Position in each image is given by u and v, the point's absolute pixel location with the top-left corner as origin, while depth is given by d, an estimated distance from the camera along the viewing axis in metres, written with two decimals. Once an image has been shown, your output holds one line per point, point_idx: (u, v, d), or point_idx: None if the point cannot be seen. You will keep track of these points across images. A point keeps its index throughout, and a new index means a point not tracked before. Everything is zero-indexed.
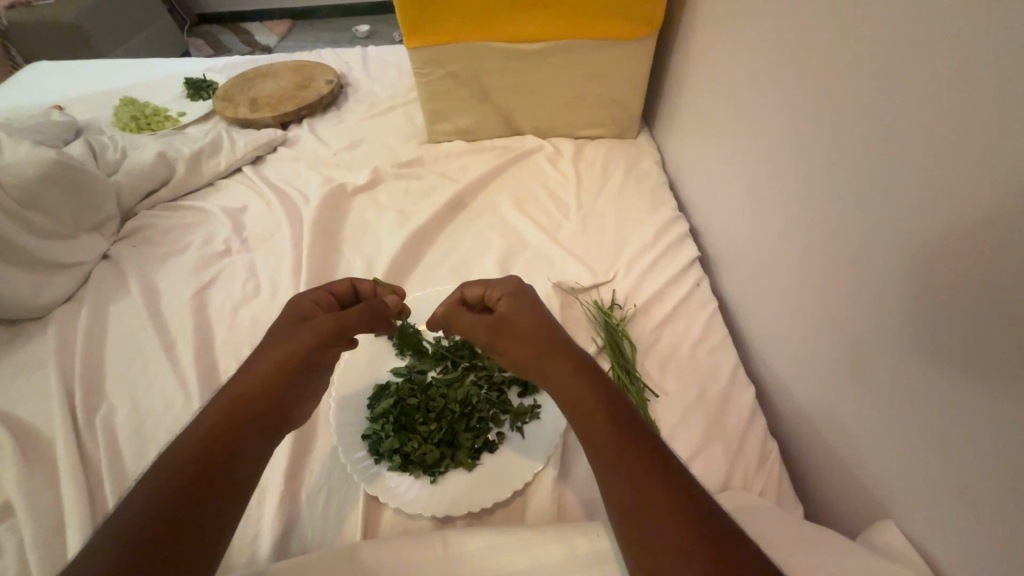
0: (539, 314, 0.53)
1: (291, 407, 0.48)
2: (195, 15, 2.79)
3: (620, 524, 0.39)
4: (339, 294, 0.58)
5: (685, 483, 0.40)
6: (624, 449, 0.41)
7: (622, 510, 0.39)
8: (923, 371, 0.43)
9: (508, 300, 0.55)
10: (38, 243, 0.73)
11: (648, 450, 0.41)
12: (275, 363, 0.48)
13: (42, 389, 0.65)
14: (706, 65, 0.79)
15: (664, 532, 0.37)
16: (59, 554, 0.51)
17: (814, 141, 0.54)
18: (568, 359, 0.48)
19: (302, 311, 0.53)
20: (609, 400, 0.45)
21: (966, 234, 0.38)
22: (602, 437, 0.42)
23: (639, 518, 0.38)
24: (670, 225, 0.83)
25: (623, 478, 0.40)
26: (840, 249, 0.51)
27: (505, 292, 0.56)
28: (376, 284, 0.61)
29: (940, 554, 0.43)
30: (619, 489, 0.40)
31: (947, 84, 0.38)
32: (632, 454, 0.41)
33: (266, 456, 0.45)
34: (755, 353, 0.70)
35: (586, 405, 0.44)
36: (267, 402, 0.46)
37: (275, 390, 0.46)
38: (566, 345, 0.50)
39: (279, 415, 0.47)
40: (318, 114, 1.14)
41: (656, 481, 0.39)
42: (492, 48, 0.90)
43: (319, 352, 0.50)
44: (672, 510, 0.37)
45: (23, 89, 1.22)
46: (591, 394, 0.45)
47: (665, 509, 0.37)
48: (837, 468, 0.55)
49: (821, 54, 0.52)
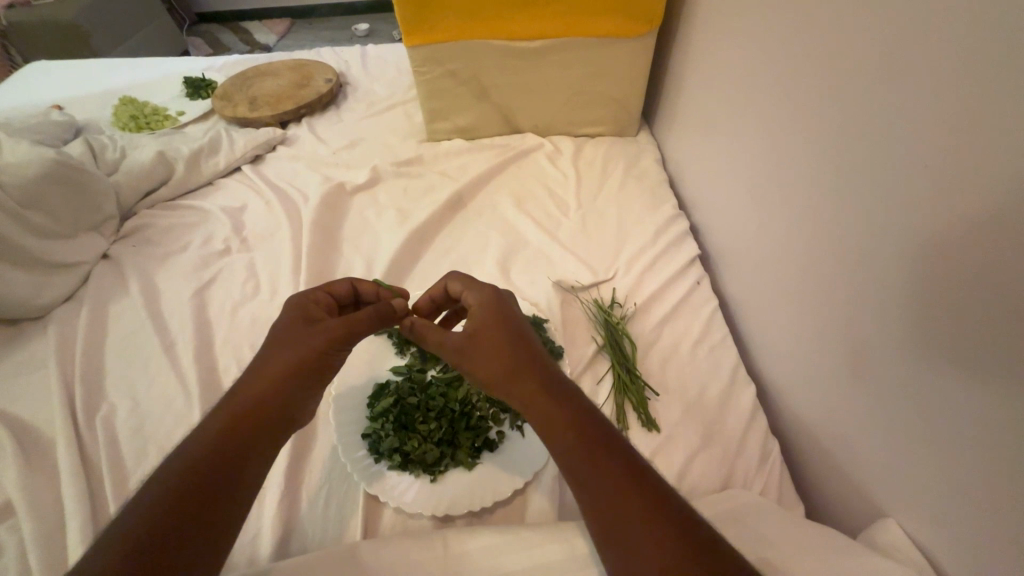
0: (510, 321, 0.50)
1: (301, 405, 0.48)
2: (194, 14, 2.79)
3: (606, 549, 0.37)
4: (339, 296, 0.58)
5: (665, 495, 0.39)
6: (598, 465, 0.40)
7: (602, 528, 0.38)
8: (925, 370, 0.42)
9: (481, 308, 0.52)
10: (38, 243, 0.73)
11: (624, 465, 0.40)
12: (282, 364, 0.47)
13: (42, 388, 0.66)
14: (706, 63, 0.79)
15: (651, 555, 0.35)
16: (60, 554, 0.51)
17: (815, 138, 0.54)
18: (539, 374, 0.46)
19: (301, 311, 0.53)
20: (581, 414, 0.43)
21: (969, 232, 0.37)
22: (576, 453, 0.41)
23: (620, 536, 0.37)
24: (670, 224, 0.83)
25: (605, 500, 0.39)
26: (841, 247, 0.51)
27: (481, 299, 0.53)
28: (377, 286, 0.60)
29: (941, 553, 0.43)
30: (601, 514, 0.38)
31: (950, 80, 0.38)
32: (608, 470, 0.40)
33: (273, 457, 0.45)
34: (755, 351, 0.70)
35: (558, 423, 0.43)
36: (272, 405, 0.45)
37: (283, 390, 0.46)
38: (538, 358, 0.47)
39: (289, 414, 0.46)
40: (318, 113, 1.13)
41: (634, 497, 0.38)
42: (492, 47, 0.90)
43: (325, 355, 0.49)
44: (656, 533, 0.36)
45: (22, 88, 1.22)
46: (563, 414, 0.43)
47: (644, 527, 0.37)
48: (838, 467, 0.54)
49: (822, 50, 0.51)
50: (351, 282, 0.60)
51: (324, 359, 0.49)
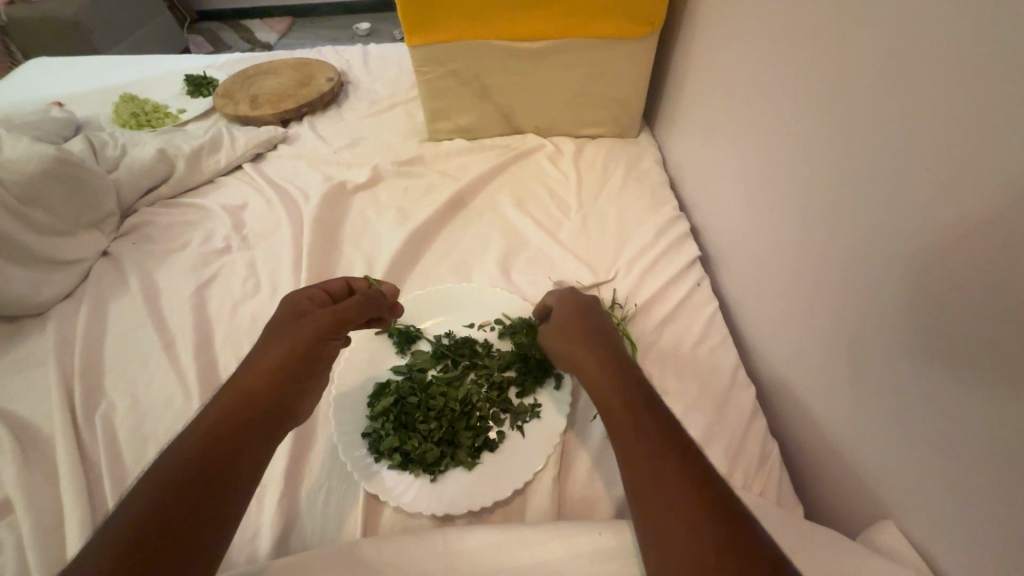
0: (593, 323, 0.58)
1: (292, 400, 0.50)
2: (195, 12, 2.79)
3: (637, 497, 0.41)
4: (334, 292, 0.61)
5: (704, 463, 0.41)
6: (643, 434, 0.44)
7: (641, 500, 0.41)
8: (924, 374, 0.42)
9: (573, 307, 0.60)
10: (38, 240, 0.73)
11: (660, 426, 0.44)
12: (274, 360, 0.50)
13: (41, 386, 0.65)
14: (707, 65, 0.79)
15: (679, 501, 0.39)
16: (58, 552, 0.51)
17: (815, 141, 0.54)
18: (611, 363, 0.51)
19: (296, 306, 0.56)
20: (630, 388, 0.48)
21: (966, 234, 0.38)
22: (624, 410, 0.46)
23: (651, 488, 0.40)
24: (671, 225, 0.83)
25: (644, 457, 0.42)
26: (840, 249, 0.51)
27: (572, 302, 0.61)
28: (369, 282, 0.64)
29: (939, 554, 0.43)
30: (641, 467, 0.42)
31: (947, 85, 0.38)
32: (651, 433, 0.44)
33: (276, 441, 0.47)
34: (755, 352, 0.70)
35: (616, 395, 0.48)
36: (276, 388, 0.48)
37: (274, 387, 0.48)
38: (611, 352, 0.53)
39: (280, 408, 0.48)
40: (319, 112, 1.13)
41: (673, 464, 0.41)
42: (493, 47, 0.90)
43: (314, 347, 0.52)
44: (684, 484, 0.40)
45: (22, 84, 1.22)
46: (619, 390, 0.48)
47: (675, 479, 0.40)
48: (837, 468, 0.55)
49: (822, 53, 0.52)
50: (343, 279, 0.64)
51: (322, 344, 0.53)
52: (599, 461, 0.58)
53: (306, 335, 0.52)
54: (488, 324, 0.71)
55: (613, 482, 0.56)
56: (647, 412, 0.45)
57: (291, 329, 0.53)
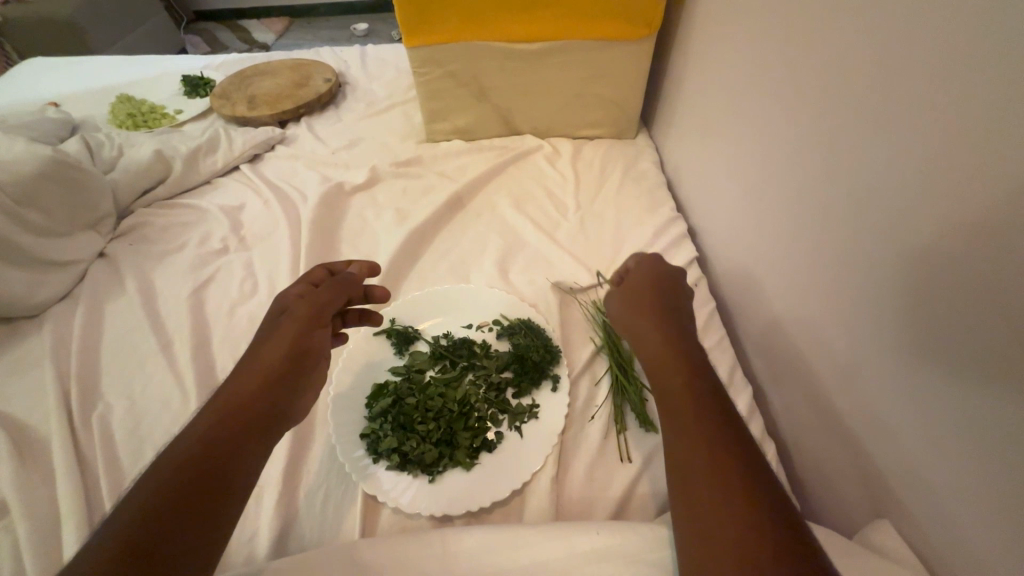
0: (669, 300, 0.57)
1: (287, 406, 0.50)
2: (192, 12, 2.79)
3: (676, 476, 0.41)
4: (317, 279, 0.62)
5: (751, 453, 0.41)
6: (687, 414, 0.44)
7: (674, 469, 0.42)
8: (920, 376, 0.43)
9: (650, 280, 0.60)
10: (33, 242, 0.73)
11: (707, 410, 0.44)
12: (272, 357, 0.51)
13: (37, 388, 0.65)
14: (704, 67, 0.79)
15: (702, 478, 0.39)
16: (55, 553, 0.51)
17: (812, 142, 0.54)
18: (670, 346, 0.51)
19: (282, 303, 0.57)
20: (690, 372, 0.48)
21: (962, 236, 0.38)
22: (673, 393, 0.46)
23: (684, 470, 0.41)
24: (669, 225, 0.84)
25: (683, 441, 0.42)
26: (836, 250, 0.52)
27: (654, 274, 0.61)
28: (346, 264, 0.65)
29: (935, 554, 0.44)
30: (677, 448, 0.42)
31: (942, 90, 0.38)
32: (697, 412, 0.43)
33: (272, 446, 0.47)
34: (752, 352, 0.70)
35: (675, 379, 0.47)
36: (269, 394, 0.48)
37: (270, 392, 0.48)
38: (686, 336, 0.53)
39: (276, 414, 0.48)
40: (317, 113, 1.13)
41: (707, 452, 0.40)
42: (491, 49, 0.90)
43: (305, 342, 0.54)
44: (713, 463, 0.39)
45: (18, 84, 1.21)
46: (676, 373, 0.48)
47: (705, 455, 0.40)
48: (833, 468, 0.55)
49: (819, 54, 0.52)
50: (321, 265, 0.65)
51: (308, 336, 0.54)
52: (597, 460, 0.58)
53: (291, 331, 0.54)
54: (487, 325, 0.71)
55: (611, 482, 0.56)
56: (698, 401, 0.44)
57: (284, 324, 0.55)
